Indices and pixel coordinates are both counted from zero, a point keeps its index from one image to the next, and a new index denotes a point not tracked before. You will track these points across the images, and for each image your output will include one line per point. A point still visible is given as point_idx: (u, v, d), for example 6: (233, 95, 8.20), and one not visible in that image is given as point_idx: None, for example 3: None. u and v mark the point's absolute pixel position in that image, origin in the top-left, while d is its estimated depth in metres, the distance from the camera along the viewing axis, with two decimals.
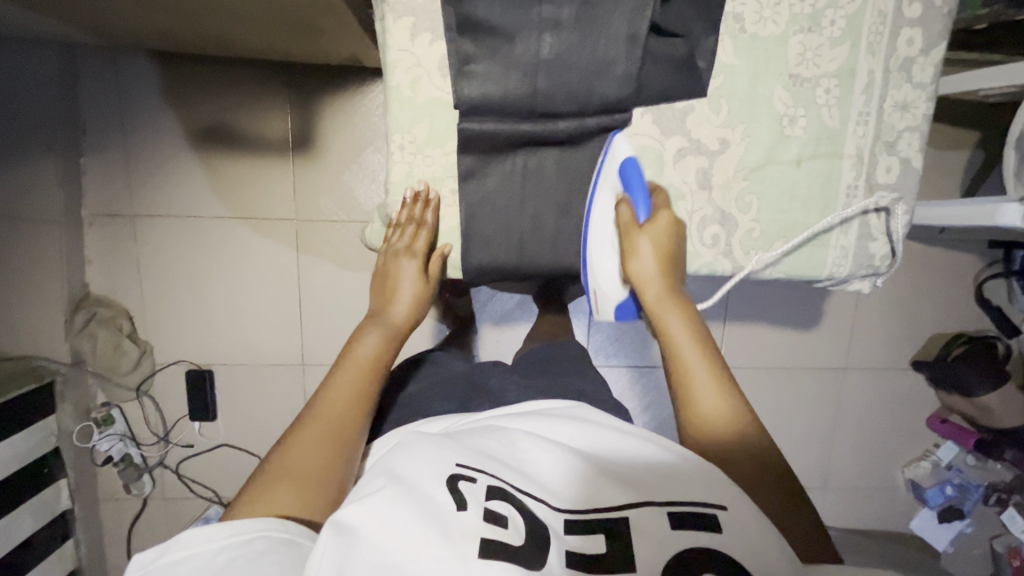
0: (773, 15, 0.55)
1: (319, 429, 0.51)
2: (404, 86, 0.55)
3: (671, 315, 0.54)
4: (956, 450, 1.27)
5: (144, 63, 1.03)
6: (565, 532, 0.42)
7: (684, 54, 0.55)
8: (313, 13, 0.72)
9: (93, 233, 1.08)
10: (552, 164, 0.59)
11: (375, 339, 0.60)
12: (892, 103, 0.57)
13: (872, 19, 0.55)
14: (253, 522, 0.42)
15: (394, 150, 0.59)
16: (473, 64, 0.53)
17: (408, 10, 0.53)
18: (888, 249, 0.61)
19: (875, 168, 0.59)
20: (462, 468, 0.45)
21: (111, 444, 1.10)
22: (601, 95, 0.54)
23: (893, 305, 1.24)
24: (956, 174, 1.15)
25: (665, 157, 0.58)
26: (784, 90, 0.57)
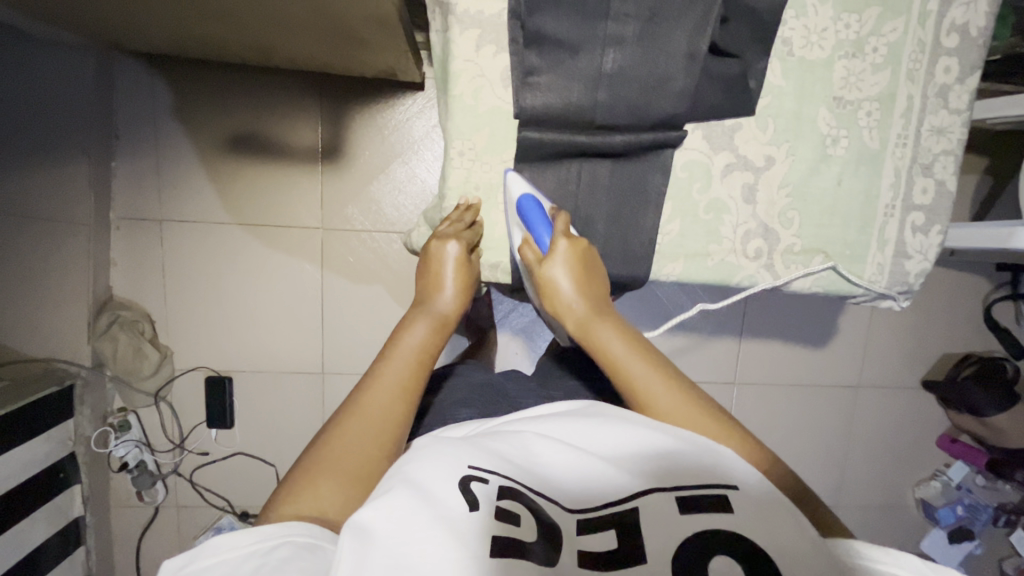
0: (819, 41, 0.57)
1: (362, 421, 0.50)
2: (467, 95, 0.57)
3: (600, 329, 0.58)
4: (966, 470, 1.28)
5: (180, 71, 1.05)
6: (577, 534, 0.42)
7: (738, 74, 0.57)
8: (363, 26, 0.75)
9: (119, 237, 1.09)
10: (605, 174, 0.60)
11: (423, 329, 0.59)
12: (929, 127, 0.60)
13: (912, 47, 0.58)
14: (278, 527, 0.41)
15: (453, 157, 0.60)
16: (536, 76, 0.54)
17: (474, 23, 0.55)
18: (922, 266, 0.62)
19: (912, 189, 0.61)
20: (474, 470, 0.44)
21: (127, 450, 1.09)
22: (658, 110, 0.55)
23: (906, 324, 1.27)
24: (966, 199, 1.19)
25: (713, 171, 0.60)
26: (828, 111, 0.59)
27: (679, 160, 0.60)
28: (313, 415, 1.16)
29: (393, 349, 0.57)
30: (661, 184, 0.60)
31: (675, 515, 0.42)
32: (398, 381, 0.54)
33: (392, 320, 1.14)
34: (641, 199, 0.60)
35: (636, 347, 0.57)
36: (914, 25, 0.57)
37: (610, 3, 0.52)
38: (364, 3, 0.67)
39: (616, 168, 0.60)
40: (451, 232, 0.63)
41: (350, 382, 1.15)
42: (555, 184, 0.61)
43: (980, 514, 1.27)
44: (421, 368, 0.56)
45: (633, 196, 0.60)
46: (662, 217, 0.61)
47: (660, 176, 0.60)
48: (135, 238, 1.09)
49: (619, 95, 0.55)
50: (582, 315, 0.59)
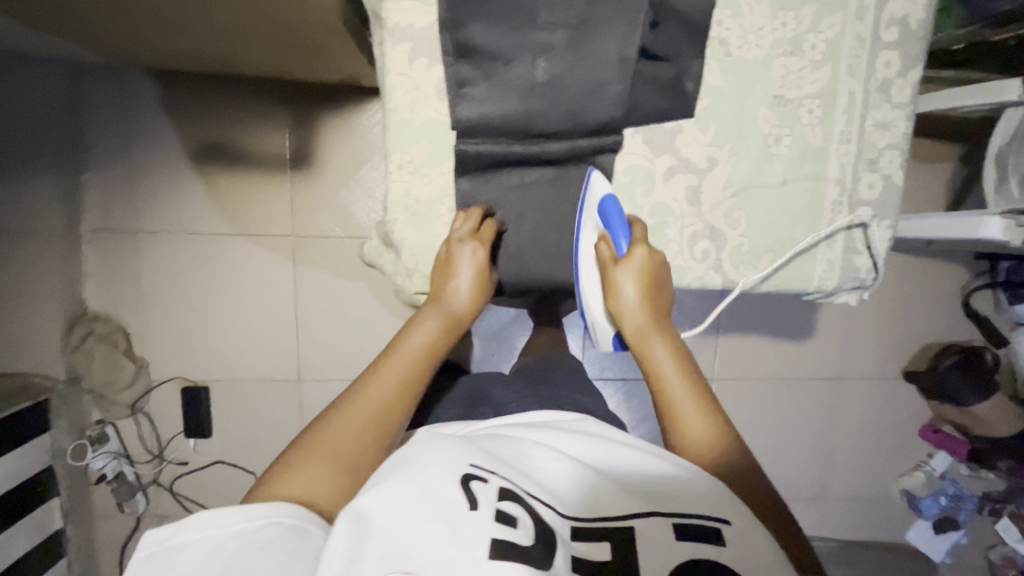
0: (756, 40, 0.57)
1: (358, 416, 0.49)
2: (403, 107, 0.56)
3: (654, 345, 0.56)
4: (949, 460, 1.28)
5: (143, 80, 1.04)
6: (571, 539, 0.42)
7: (672, 77, 0.57)
8: (314, 34, 0.75)
9: (92, 249, 1.08)
10: (548, 181, 0.60)
11: (433, 325, 0.56)
12: (873, 122, 0.59)
13: (851, 43, 0.57)
14: (266, 507, 0.42)
15: (393, 170, 0.58)
16: (470, 84, 0.55)
17: (406, 36, 0.54)
18: (871, 263, 0.62)
19: (858, 185, 0.61)
20: (474, 469, 0.44)
21: (105, 462, 1.10)
22: (594, 116, 0.55)
23: (884, 315, 1.26)
24: (939, 188, 1.19)
25: (655, 175, 0.59)
26: (769, 110, 0.59)
27: (621, 166, 0.59)
28: (290, 422, 1.15)
29: (402, 343, 0.55)
30: None
31: (671, 541, 0.42)
32: (399, 384, 0.52)
33: (367, 325, 1.14)
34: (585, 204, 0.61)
35: (687, 371, 0.55)
36: (853, 21, 0.57)
37: (538, 9, 0.52)
38: (308, 8, 0.66)
39: (559, 174, 0.60)
40: (467, 232, 0.58)
41: (327, 388, 1.15)
42: (498, 192, 0.60)
43: (964, 502, 1.26)
44: (426, 366, 0.54)
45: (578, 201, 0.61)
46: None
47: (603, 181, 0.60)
48: (108, 249, 1.08)
49: (553, 101, 0.54)
50: (640, 325, 0.57)
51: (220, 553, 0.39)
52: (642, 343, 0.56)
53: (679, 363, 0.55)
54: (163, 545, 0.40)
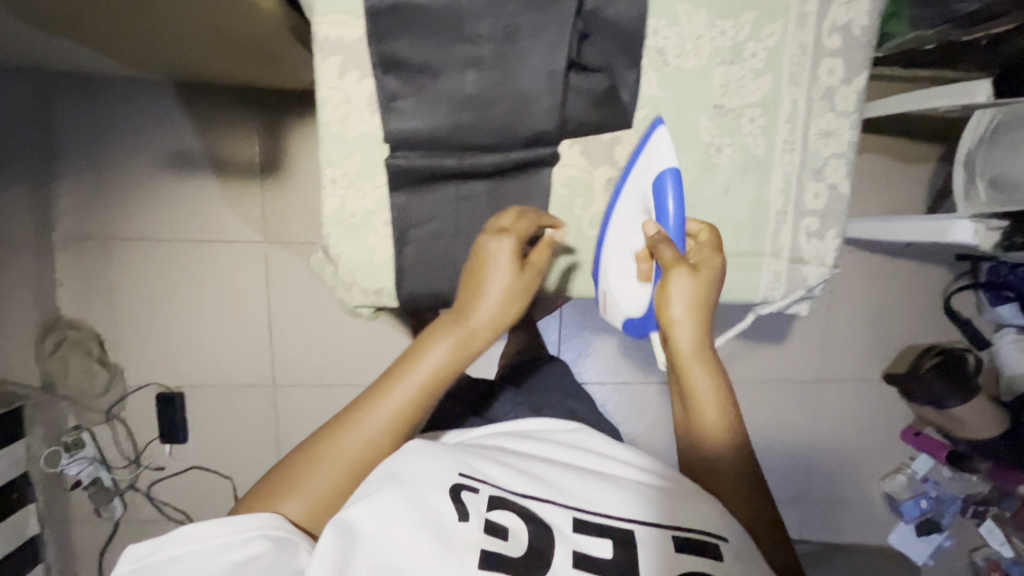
0: (695, 49, 0.56)
1: (346, 451, 0.48)
2: (333, 122, 0.54)
3: (698, 367, 0.54)
4: (932, 463, 1.26)
5: (111, 88, 1.04)
6: (572, 530, 0.45)
7: (606, 89, 0.55)
8: (265, 41, 0.74)
9: (64, 257, 1.08)
10: (484, 194, 0.57)
11: (444, 350, 0.50)
12: (816, 131, 0.58)
13: (793, 51, 0.56)
14: (253, 519, 0.44)
15: (325, 184, 0.56)
16: (401, 104, 0.52)
17: (336, 49, 0.52)
18: (821, 270, 0.61)
19: (804, 194, 0.60)
20: (464, 478, 0.46)
21: (81, 468, 1.10)
22: (529, 128, 0.54)
23: (864, 317, 1.25)
24: (919, 189, 1.17)
25: (594, 186, 0.60)
26: (709, 120, 0.58)
27: (561, 176, 0.58)
28: (265, 426, 1.16)
29: (408, 365, 0.51)
30: (543, 203, 0.59)
31: (663, 548, 0.44)
32: (398, 415, 0.49)
33: (339, 329, 1.14)
34: (526, 215, 0.58)
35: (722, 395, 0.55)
36: (794, 28, 0.56)
37: (464, 21, 0.49)
38: (247, 13, 0.65)
39: (495, 189, 0.57)
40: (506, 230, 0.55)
41: (301, 393, 1.15)
42: (436, 207, 0.56)
43: (947, 505, 1.26)
44: (427, 398, 0.50)
45: (517, 212, 0.58)
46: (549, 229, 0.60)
47: (542, 199, 0.59)
48: (81, 258, 1.08)
49: (485, 111, 0.52)
50: (689, 344, 0.54)
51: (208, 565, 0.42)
52: (685, 360, 0.54)
53: (716, 388, 0.54)
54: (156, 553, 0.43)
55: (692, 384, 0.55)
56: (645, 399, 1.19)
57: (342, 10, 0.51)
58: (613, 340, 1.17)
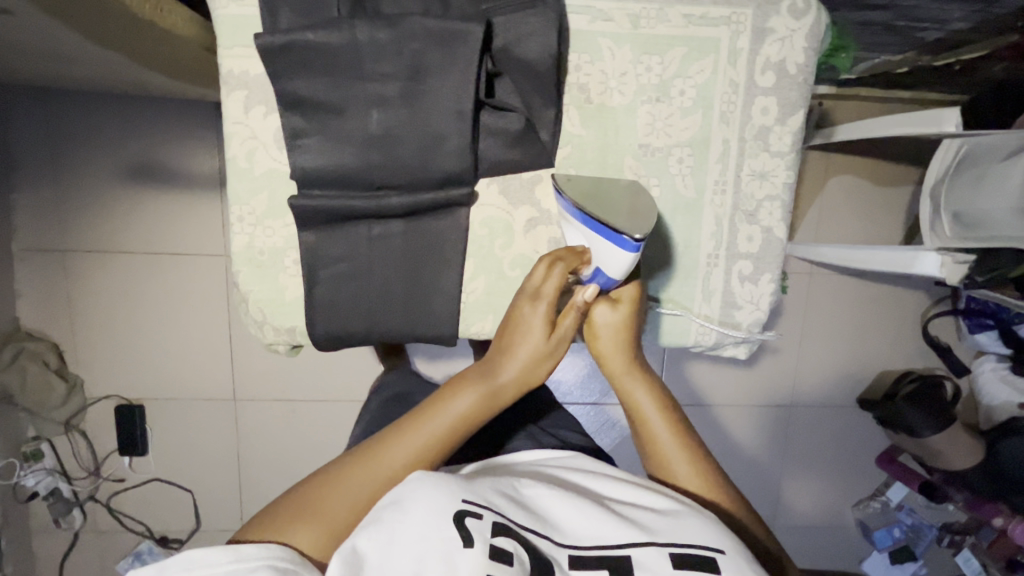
0: (619, 86, 0.53)
1: (365, 484, 0.46)
2: (240, 158, 0.53)
3: (636, 387, 0.56)
4: (905, 491, 1.22)
5: (66, 100, 1.02)
6: (569, 567, 0.42)
7: (522, 128, 0.52)
8: (203, 64, 0.72)
9: (24, 267, 1.08)
10: (396, 235, 0.54)
11: (472, 399, 0.50)
12: (750, 171, 0.56)
13: (723, 89, 0.54)
14: (258, 547, 0.41)
15: (234, 221, 0.55)
16: (307, 142, 0.50)
17: (240, 83, 0.51)
18: (756, 315, 0.59)
19: (737, 237, 0.57)
20: (468, 503, 0.42)
21: (39, 479, 1.10)
22: (438, 169, 0.51)
23: (837, 342, 1.22)
24: (895, 213, 1.14)
25: (514, 227, 0.56)
26: (634, 159, 0.55)
27: (480, 218, 0.55)
28: (225, 441, 1.15)
29: (436, 408, 0.50)
30: (459, 241, 0.55)
31: (670, 569, 0.41)
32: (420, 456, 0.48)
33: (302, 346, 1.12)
34: (439, 256, 0.55)
35: (670, 411, 0.56)
36: (724, 65, 0.53)
37: (365, 59, 0.47)
38: (171, 47, 0.63)
39: (408, 230, 0.54)
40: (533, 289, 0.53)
41: (262, 408, 1.14)
42: (344, 247, 0.54)
43: (922, 534, 1.22)
44: (449, 445, 0.50)
45: (427, 258, 0.55)
46: (465, 274, 0.57)
47: (457, 236, 0.55)
48: (40, 268, 1.08)
49: (392, 148, 0.50)
50: (617, 368, 0.56)
51: None
52: (622, 384, 0.56)
53: (660, 404, 0.55)
54: None
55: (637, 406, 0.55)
56: (617, 420, 1.17)
57: (247, 44, 0.50)
58: (584, 361, 1.14)
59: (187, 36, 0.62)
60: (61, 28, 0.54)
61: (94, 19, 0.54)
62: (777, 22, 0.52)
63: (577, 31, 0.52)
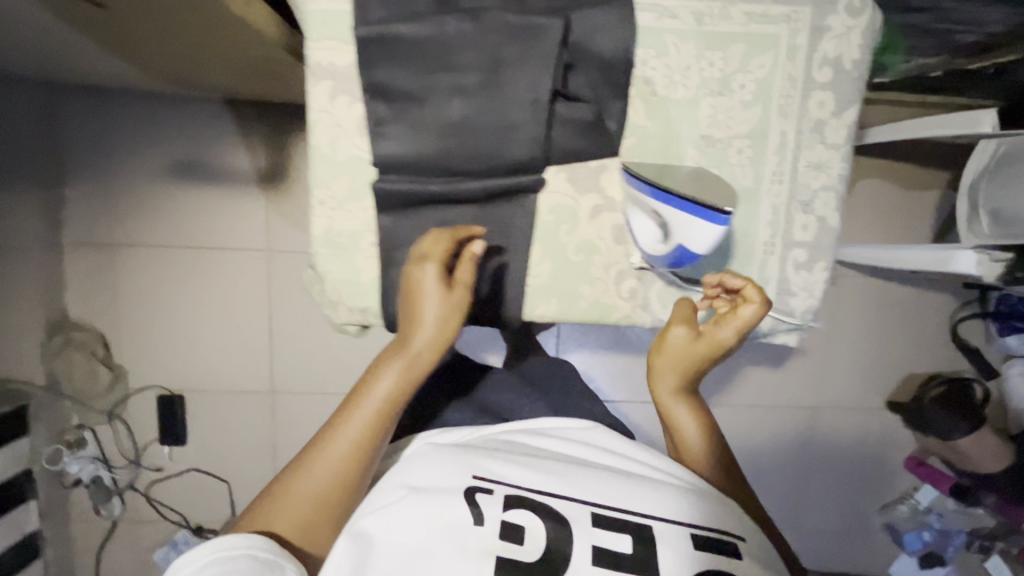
0: (683, 80, 0.56)
1: (313, 483, 0.49)
2: (323, 145, 0.56)
3: (682, 409, 0.59)
4: (934, 494, 1.22)
5: (121, 99, 1.06)
6: (594, 524, 0.46)
7: (592, 119, 0.56)
8: (269, 64, 0.75)
9: (71, 261, 1.10)
10: (469, 220, 0.57)
11: (392, 377, 0.52)
12: (806, 163, 0.58)
13: (782, 83, 0.56)
14: (242, 539, 0.45)
15: (315, 205, 0.58)
16: (393, 129, 0.54)
17: (326, 74, 0.54)
18: (809, 303, 0.61)
19: (793, 226, 0.59)
20: (479, 481, 0.49)
21: (82, 466, 1.11)
22: (512, 156, 0.55)
23: (867, 345, 1.22)
24: (925, 215, 1.15)
25: (580, 214, 0.58)
26: (695, 150, 0.57)
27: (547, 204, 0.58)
28: (262, 433, 1.17)
29: (363, 393, 0.52)
30: (526, 226, 0.58)
31: (684, 545, 0.46)
32: (356, 443, 0.51)
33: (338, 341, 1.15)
34: (508, 237, 0.58)
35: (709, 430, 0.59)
36: (784, 60, 0.56)
37: (452, 52, 0.52)
38: (247, 45, 0.67)
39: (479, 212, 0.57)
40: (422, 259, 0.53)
41: (298, 401, 1.16)
42: (417, 230, 0.57)
43: (952, 538, 1.21)
44: (386, 422, 0.52)
45: (497, 241, 0.58)
46: (532, 256, 0.60)
47: (525, 222, 0.58)
48: (86, 260, 1.11)
49: (468, 134, 0.54)
50: (671, 390, 0.58)
51: None
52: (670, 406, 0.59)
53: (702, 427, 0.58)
54: None
55: (678, 426, 0.58)
56: (647, 418, 1.17)
57: (335, 38, 0.53)
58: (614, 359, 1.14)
59: (263, 38, 0.65)
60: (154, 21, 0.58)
61: (187, 11, 0.57)
62: (834, 20, 0.55)
63: (643, 27, 0.54)
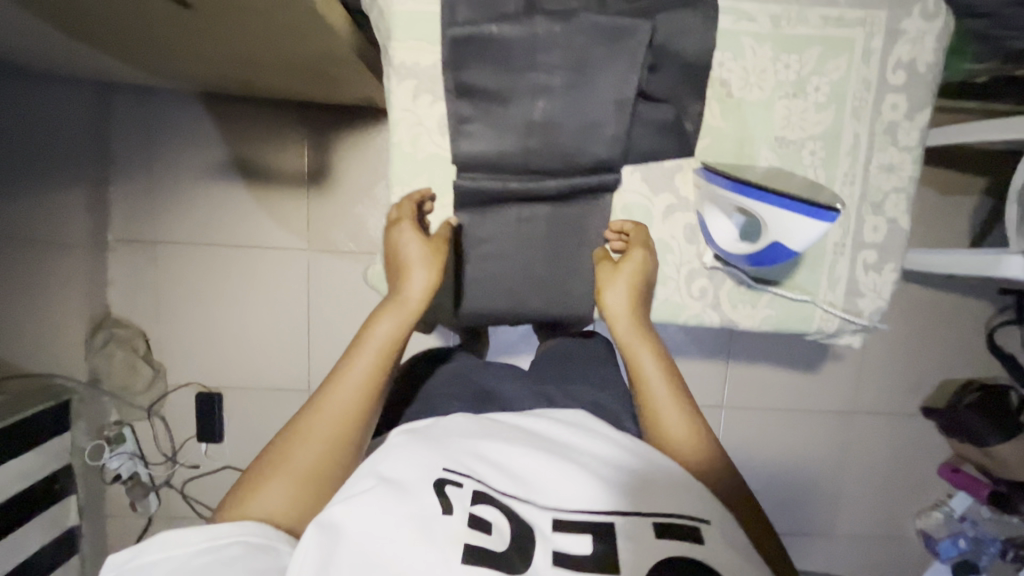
0: (759, 83, 0.61)
1: (321, 426, 0.50)
2: (405, 142, 0.61)
3: (644, 355, 0.58)
4: (969, 502, 1.21)
5: (170, 101, 1.09)
6: (552, 531, 0.45)
7: (672, 118, 0.61)
8: (334, 68, 0.77)
9: (116, 257, 1.13)
10: (543, 217, 0.63)
11: (391, 320, 0.55)
12: (878, 164, 0.63)
13: (856, 87, 0.61)
14: (232, 526, 0.44)
15: (394, 202, 0.63)
16: (488, 127, 0.59)
17: (410, 74, 0.59)
18: (876, 305, 0.65)
19: (863, 227, 0.64)
20: (449, 473, 0.47)
21: (121, 462, 1.13)
22: (592, 155, 0.60)
23: (902, 350, 1.22)
24: (965, 219, 1.15)
25: (654, 213, 0.64)
26: (771, 150, 0.62)
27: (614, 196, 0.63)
28: None
29: (362, 343, 0.54)
30: (600, 226, 0.64)
31: (647, 535, 0.45)
32: (361, 382, 0.52)
33: None
34: (583, 232, 0.64)
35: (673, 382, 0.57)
36: (859, 64, 0.61)
37: (537, 52, 0.56)
38: (323, 47, 0.69)
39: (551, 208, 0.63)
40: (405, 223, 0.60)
41: None
42: (496, 227, 0.64)
43: (985, 546, 1.20)
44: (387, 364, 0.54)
45: (574, 236, 0.64)
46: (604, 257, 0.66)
47: (600, 221, 0.64)
48: (131, 257, 1.12)
49: (549, 131, 0.59)
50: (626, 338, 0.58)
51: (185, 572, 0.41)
52: (631, 353, 0.58)
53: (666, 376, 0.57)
54: (124, 568, 0.42)
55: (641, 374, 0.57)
56: None
57: (420, 37, 0.58)
58: None
59: (338, 44, 0.68)
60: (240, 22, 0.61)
61: (274, 13, 0.59)
62: (908, 24, 0.60)
63: (723, 30, 0.59)
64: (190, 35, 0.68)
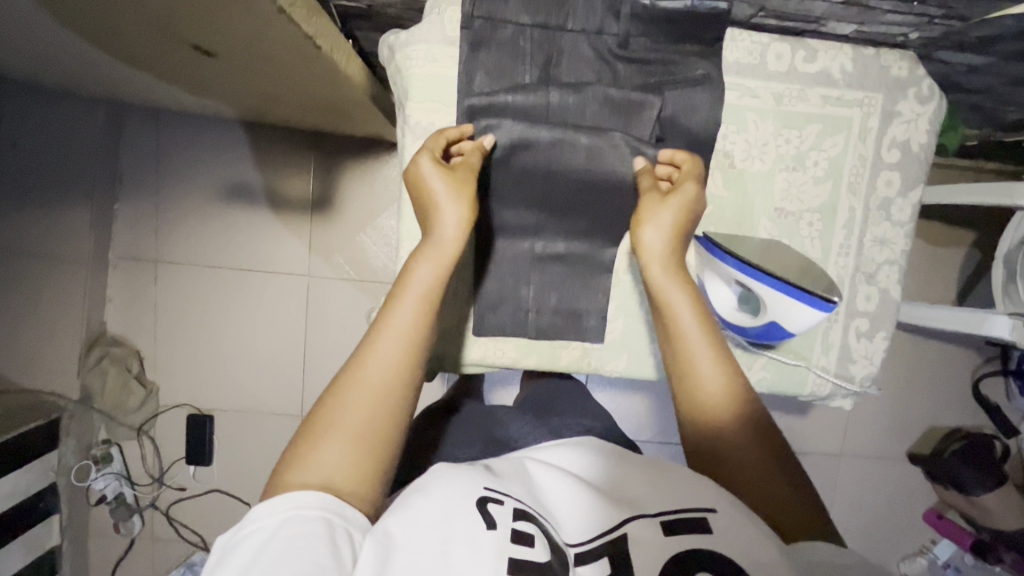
0: (760, 155, 0.64)
1: (362, 379, 0.46)
2: None
3: (676, 292, 0.56)
4: (953, 548, 1.24)
5: (177, 122, 1.10)
6: (575, 565, 0.42)
7: None
8: (348, 109, 0.80)
9: (116, 275, 1.14)
10: (552, 276, 0.66)
11: (422, 261, 0.51)
12: (873, 237, 0.66)
13: (853, 162, 0.64)
14: (309, 496, 0.41)
15: (403, 254, 0.66)
16: (497, 192, 0.62)
17: (425, 133, 0.62)
18: (866, 370, 0.68)
19: (856, 296, 0.66)
20: (490, 491, 0.43)
21: (107, 482, 1.13)
22: (598, 219, 0.63)
23: (890, 396, 1.24)
24: (954, 271, 1.18)
25: None
26: (769, 221, 0.65)
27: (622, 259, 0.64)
28: None
29: (396, 290, 0.50)
30: (603, 283, 0.66)
31: (660, 536, 0.44)
32: (403, 330, 0.49)
33: None
34: (586, 286, 0.66)
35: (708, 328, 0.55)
36: (857, 140, 0.64)
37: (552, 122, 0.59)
38: (339, 91, 0.71)
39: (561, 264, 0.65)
40: (430, 154, 0.55)
41: None
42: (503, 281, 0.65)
43: None
44: (424, 306, 0.50)
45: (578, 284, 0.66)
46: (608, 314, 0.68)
47: (604, 277, 0.66)
48: (132, 277, 1.13)
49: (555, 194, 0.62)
50: (659, 278, 0.57)
51: (268, 554, 0.37)
52: (664, 293, 0.56)
53: (700, 319, 0.55)
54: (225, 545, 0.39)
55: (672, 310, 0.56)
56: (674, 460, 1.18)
57: (435, 99, 0.61)
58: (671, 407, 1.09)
59: (353, 92, 0.70)
60: (265, 69, 0.64)
61: (295, 62, 0.61)
62: (904, 106, 0.63)
63: (729, 104, 0.62)
64: (211, 74, 0.70)
